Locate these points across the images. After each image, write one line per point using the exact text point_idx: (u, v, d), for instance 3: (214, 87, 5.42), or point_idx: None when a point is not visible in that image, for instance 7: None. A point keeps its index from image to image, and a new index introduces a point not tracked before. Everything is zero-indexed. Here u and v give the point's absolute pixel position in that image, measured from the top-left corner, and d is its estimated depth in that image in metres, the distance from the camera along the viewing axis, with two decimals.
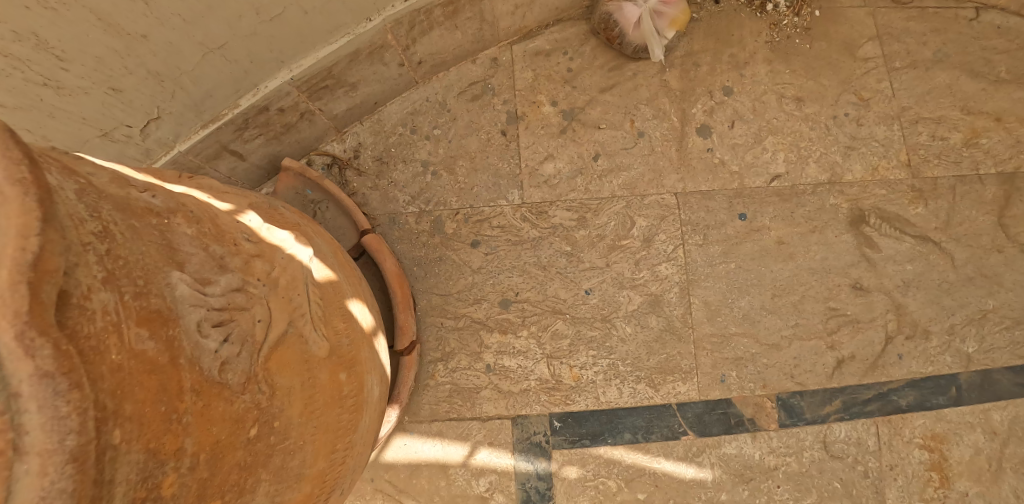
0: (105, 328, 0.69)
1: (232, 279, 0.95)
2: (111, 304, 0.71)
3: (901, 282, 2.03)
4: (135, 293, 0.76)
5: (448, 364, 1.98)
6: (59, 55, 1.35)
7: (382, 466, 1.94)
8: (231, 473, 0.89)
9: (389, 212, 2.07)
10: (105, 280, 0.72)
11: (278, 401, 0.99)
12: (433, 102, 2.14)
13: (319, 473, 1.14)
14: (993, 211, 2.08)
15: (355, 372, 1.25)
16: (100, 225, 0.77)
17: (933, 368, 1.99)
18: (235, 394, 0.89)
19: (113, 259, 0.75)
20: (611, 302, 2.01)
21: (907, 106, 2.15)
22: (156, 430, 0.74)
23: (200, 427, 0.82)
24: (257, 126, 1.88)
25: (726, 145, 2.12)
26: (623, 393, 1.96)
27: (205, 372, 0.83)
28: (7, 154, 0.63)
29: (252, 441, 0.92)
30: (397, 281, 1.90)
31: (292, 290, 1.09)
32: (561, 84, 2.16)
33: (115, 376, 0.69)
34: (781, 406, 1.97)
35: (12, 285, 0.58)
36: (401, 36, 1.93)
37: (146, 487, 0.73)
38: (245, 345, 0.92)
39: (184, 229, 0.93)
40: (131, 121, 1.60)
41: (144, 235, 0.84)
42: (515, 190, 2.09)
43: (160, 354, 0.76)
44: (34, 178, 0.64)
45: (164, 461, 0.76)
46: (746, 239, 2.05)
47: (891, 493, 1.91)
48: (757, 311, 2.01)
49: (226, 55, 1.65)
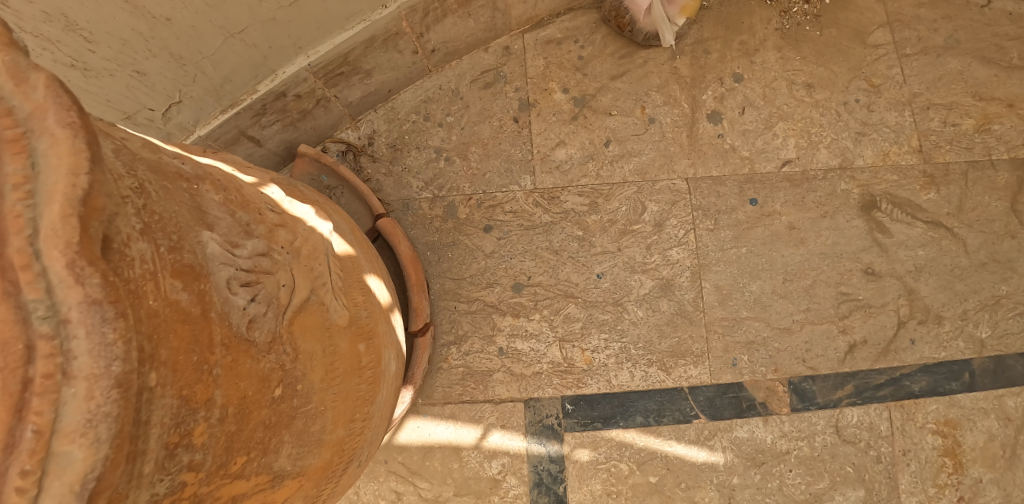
0: (143, 275, 0.73)
1: (258, 244, 0.99)
2: (148, 254, 0.76)
3: (913, 267, 2.04)
4: (169, 246, 0.80)
5: (461, 347, 2.01)
6: (87, 36, 1.39)
7: (395, 448, 1.96)
8: (256, 430, 0.92)
9: (403, 198, 2.10)
10: (143, 232, 0.77)
11: (301, 364, 1.02)
12: (446, 90, 2.17)
13: (339, 441, 1.17)
14: (1006, 197, 2.07)
15: (373, 344, 1.28)
16: (136, 183, 0.82)
17: (946, 353, 1.99)
18: (261, 353, 0.92)
19: (148, 214, 0.80)
20: (623, 286, 2.03)
21: (918, 92, 2.15)
22: (188, 378, 0.78)
23: (228, 380, 0.85)
24: (274, 112, 1.93)
25: (737, 131, 2.13)
26: (634, 377, 1.98)
27: (234, 327, 0.87)
28: (57, 101, 0.66)
29: (277, 400, 0.96)
30: (411, 263, 1.93)
31: (312, 260, 1.13)
32: (572, 72, 2.19)
33: (152, 321, 0.73)
34: (792, 391, 1.97)
35: (65, 217, 0.61)
36: (415, 23, 1.97)
37: (178, 432, 0.77)
38: (271, 306, 0.96)
39: (213, 195, 0.98)
40: (154, 105, 1.64)
41: (175, 196, 0.89)
42: (527, 175, 2.11)
43: (192, 305, 0.80)
44: (82, 124, 0.67)
45: (195, 409, 0.80)
46: (757, 224, 2.06)
47: (905, 478, 1.91)
48: (768, 296, 2.02)
49: (246, 40, 1.70)
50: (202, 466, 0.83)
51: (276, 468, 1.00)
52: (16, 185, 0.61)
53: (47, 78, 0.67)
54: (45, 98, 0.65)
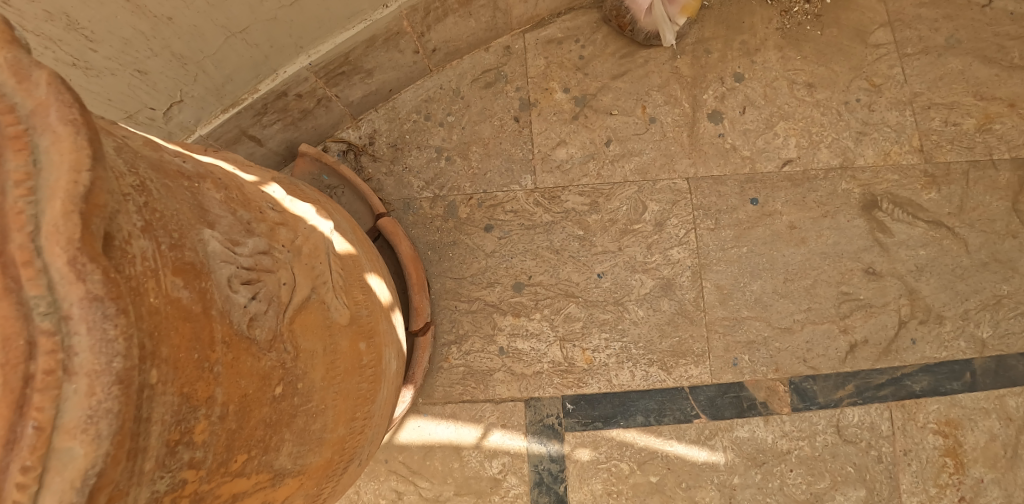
0: (145, 272, 0.74)
1: (259, 242, 1.00)
2: (149, 251, 0.76)
3: (914, 267, 2.03)
4: (171, 244, 0.81)
5: (461, 347, 2.01)
6: (89, 36, 1.39)
7: (395, 447, 1.96)
8: (257, 429, 0.92)
9: (403, 197, 2.10)
10: (144, 229, 0.77)
11: (302, 362, 1.02)
12: (447, 89, 2.17)
13: (339, 439, 1.17)
14: (1007, 196, 2.07)
15: (374, 343, 1.29)
16: (137, 180, 0.83)
17: (947, 353, 1.99)
18: (262, 351, 0.92)
19: (150, 211, 0.81)
20: (623, 286, 2.03)
21: (919, 92, 2.15)
22: (189, 375, 0.78)
23: (229, 378, 0.85)
24: (275, 111, 1.93)
25: (737, 131, 2.13)
26: (635, 376, 1.98)
27: (235, 325, 0.87)
28: (59, 98, 0.66)
29: (278, 399, 0.96)
30: (412, 263, 1.93)
31: (313, 259, 1.13)
32: (573, 71, 2.19)
33: (153, 318, 0.73)
34: (793, 390, 1.97)
35: (66, 214, 0.61)
36: (416, 23, 1.97)
37: (179, 430, 0.78)
38: (271, 304, 0.96)
39: (214, 193, 0.98)
40: (155, 104, 1.64)
41: (177, 194, 0.89)
42: (528, 175, 2.11)
43: (194, 303, 0.81)
44: (84, 121, 0.67)
45: (196, 407, 0.80)
46: (758, 224, 2.06)
47: (906, 478, 1.91)
48: (769, 296, 2.02)
49: (247, 39, 1.70)
50: (203, 464, 0.83)
51: (277, 466, 1.00)
52: (18, 182, 0.61)
53: (49, 75, 0.67)
54: (47, 95, 0.66)
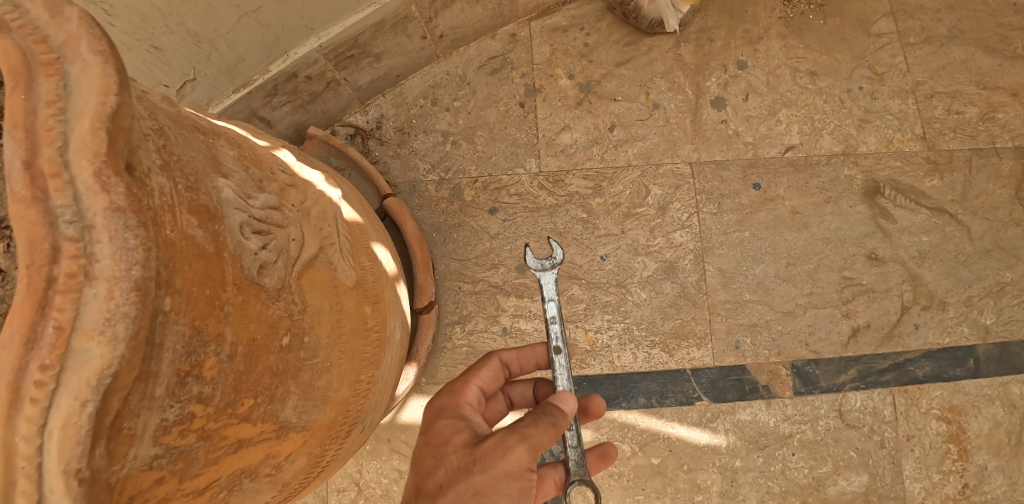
0: (162, 206, 0.77)
1: (270, 198, 1.03)
2: (166, 188, 0.80)
3: (917, 253, 2.04)
4: (187, 186, 0.84)
5: (465, 327, 2.03)
6: (107, 10, 1.43)
7: (398, 426, 1.98)
8: (265, 376, 0.95)
9: (410, 180, 2.14)
10: (162, 168, 0.81)
11: (309, 316, 1.05)
12: (453, 75, 2.21)
13: (343, 400, 1.19)
14: (1011, 185, 2.08)
15: (379, 309, 1.31)
16: (156, 125, 0.86)
17: (950, 338, 2.00)
18: (271, 299, 0.95)
19: (168, 153, 0.84)
20: (626, 268, 2.05)
21: (922, 81, 2.17)
22: (201, 310, 0.81)
23: (239, 320, 0.88)
24: (286, 93, 1.97)
25: (740, 117, 2.16)
26: (637, 358, 1.99)
27: (245, 270, 0.90)
28: (89, 32, 0.70)
29: (285, 349, 0.99)
30: (417, 243, 1.96)
31: (322, 221, 1.16)
32: (578, 58, 2.22)
33: (169, 250, 0.76)
34: (795, 374, 1.98)
35: (93, 131, 0.65)
36: (424, 8, 2.01)
37: (190, 362, 0.80)
38: (281, 256, 1.00)
39: (227, 149, 1.02)
40: (169, 81, 1.67)
41: (193, 144, 0.93)
42: (532, 158, 2.14)
43: (207, 243, 0.84)
44: (112, 52, 0.70)
45: (206, 342, 0.83)
46: (760, 209, 2.08)
47: (908, 463, 1.91)
48: (772, 280, 2.03)
49: (259, 19, 1.75)
50: (211, 401, 0.86)
51: (282, 418, 1.03)
52: (49, 102, 0.66)
53: (80, 11, 0.70)
54: (77, 28, 0.69)
